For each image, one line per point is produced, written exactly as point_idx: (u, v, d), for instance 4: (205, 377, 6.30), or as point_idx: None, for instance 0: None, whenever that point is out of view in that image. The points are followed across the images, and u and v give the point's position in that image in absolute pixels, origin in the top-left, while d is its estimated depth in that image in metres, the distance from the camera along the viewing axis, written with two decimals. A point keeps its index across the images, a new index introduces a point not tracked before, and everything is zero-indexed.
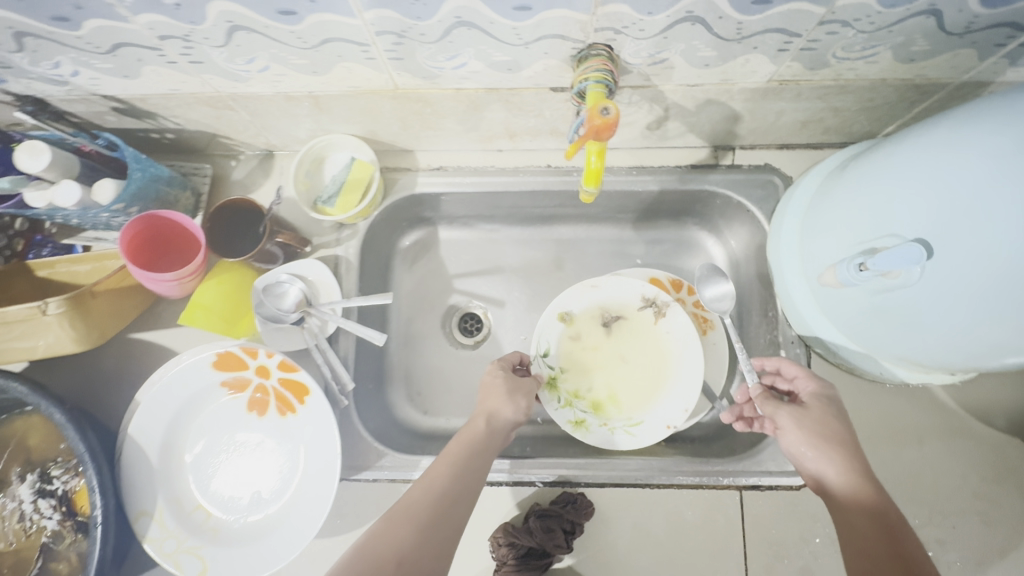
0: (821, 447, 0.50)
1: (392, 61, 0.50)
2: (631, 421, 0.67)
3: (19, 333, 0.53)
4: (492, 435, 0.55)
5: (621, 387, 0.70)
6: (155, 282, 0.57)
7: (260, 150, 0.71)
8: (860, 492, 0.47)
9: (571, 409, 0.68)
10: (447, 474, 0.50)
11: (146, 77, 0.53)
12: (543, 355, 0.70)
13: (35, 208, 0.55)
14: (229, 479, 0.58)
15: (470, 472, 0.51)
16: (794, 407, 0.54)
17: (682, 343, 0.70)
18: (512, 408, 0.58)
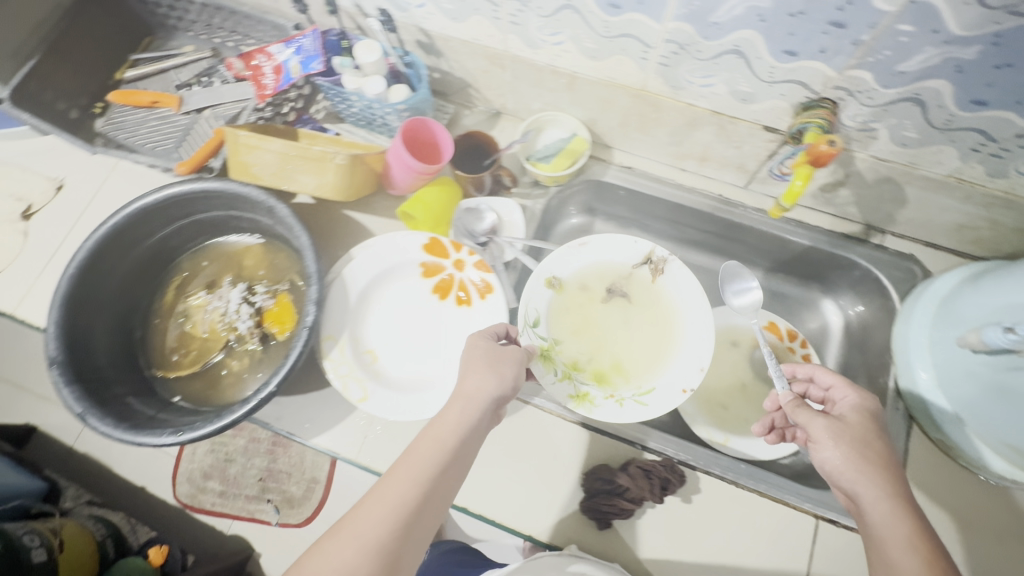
0: (860, 468, 0.52)
1: (658, 65, 0.64)
2: (642, 391, 0.70)
3: (308, 167, 0.68)
4: (462, 437, 0.52)
5: (623, 355, 0.74)
6: (404, 167, 0.71)
7: (491, 110, 0.87)
8: (901, 520, 0.48)
9: (570, 383, 0.70)
10: (408, 487, 0.48)
11: (466, 24, 0.70)
12: (533, 325, 0.72)
13: (346, 88, 0.72)
14: (397, 339, 0.69)
15: (432, 480, 0.49)
16: (831, 422, 0.56)
17: (683, 306, 0.75)
18: (495, 380, 0.56)
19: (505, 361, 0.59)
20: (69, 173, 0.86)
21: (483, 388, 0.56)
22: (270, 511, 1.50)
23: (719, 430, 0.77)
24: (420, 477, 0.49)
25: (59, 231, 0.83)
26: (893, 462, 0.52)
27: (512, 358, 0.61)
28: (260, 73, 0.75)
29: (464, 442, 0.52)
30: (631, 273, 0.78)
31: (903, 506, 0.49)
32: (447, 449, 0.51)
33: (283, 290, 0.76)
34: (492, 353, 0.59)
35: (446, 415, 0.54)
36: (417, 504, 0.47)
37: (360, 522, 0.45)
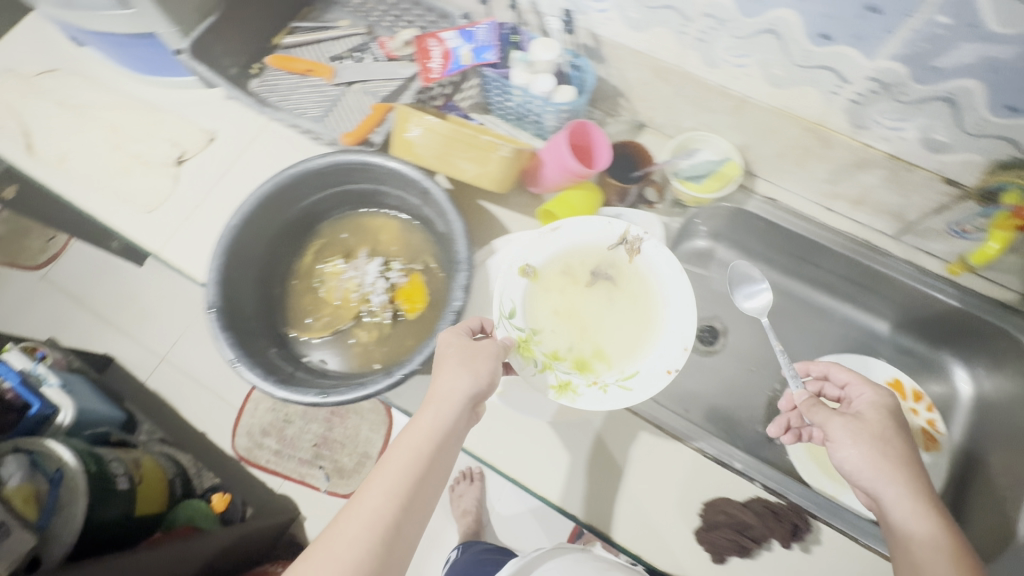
0: (883, 466, 0.54)
1: (848, 102, 0.63)
2: (625, 375, 0.64)
3: (472, 155, 0.68)
4: (435, 446, 0.52)
5: (599, 337, 0.67)
6: (562, 167, 0.71)
7: (635, 122, 0.87)
8: (926, 518, 0.51)
9: (550, 372, 0.64)
10: (381, 499, 0.49)
11: (646, 35, 0.69)
12: (510, 317, 0.65)
13: (513, 83, 0.73)
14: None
15: (405, 490, 0.49)
16: (848, 420, 0.57)
17: (662, 288, 0.68)
18: (468, 379, 0.55)
19: (480, 358, 0.57)
20: (222, 127, 0.90)
21: (455, 388, 0.54)
22: (320, 478, 1.54)
23: (831, 482, 0.76)
24: (390, 489, 0.49)
25: (209, 181, 0.87)
26: (914, 458, 0.55)
27: (487, 354, 0.59)
28: (428, 54, 0.76)
29: (438, 449, 0.52)
30: (607, 256, 0.70)
31: (925, 505, 0.52)
32: (421, 457, 0.52)
33: (417, 271, 0.78)
34: (465, 351, 0.58)
35: (417, 421, 0.53)
36: (391, 518, 0.48)
37: (336, 539, 0.47)
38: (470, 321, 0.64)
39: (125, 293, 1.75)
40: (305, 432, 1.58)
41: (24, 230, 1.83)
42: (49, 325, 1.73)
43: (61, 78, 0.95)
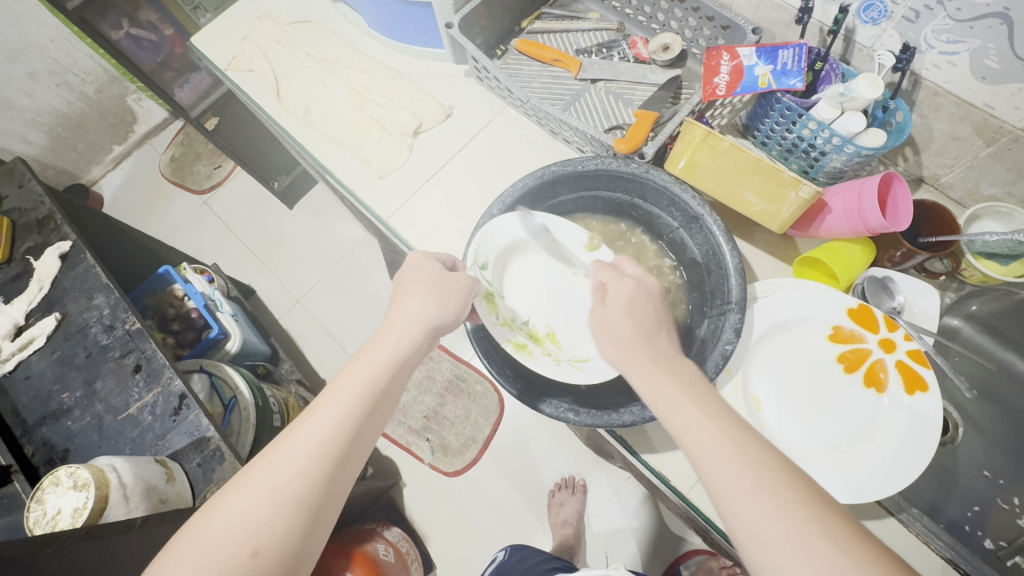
0: (652, 381, 0.49)
1: None
2: (578, 358, 0.67)
3: (765, 189, 0.63)
4: (394, 372, 0.55)
5: (556, 320, 0.71)
6: (854, 219, 0.63)
7: (912, 176, 0.78)
8: (677, 396, 0.47)
9: (509, 329, 0.69)
10: (331, 418, 0.50)
11: (994, 88, 0.60)
12: (481, 266, 0.69)
13: (815, 117, 0.66)
14: (789, 398, 0.63)
15: (356, 416, 0.51)
16: (601, 310, 0.58)
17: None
18: (426, 309, 0.59)
19: (450, 292, 0.61)
20: (459, 104, 0.89)
21: (419, 318, 0.58)
22: (425, 450, 1.56)
23: None
24: (338, 407, 0.51)
25: (443, 157, 0.87)
26: (631, 308, 0.56)
27: (459, 289, 0.63)
28: (717, 68, 0.71)
29: (396, 374, 0.55)
30: (576, 260, 0.71)
31: (667, 381, 0.49)
32: (380, 381, 0.54)
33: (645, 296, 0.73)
34: (437, 283, 0.62)
35: (376, 346, 0.57)
36: (343, 439, 0.50)
37: (284, 451, 0.49)
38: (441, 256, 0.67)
39: (274, 232, 1.84)
40: (416, 402, 1.61)
41: (194, 155, 1.94)
42: (201, 248, 1.85)
43: (312, 30, 0.98)
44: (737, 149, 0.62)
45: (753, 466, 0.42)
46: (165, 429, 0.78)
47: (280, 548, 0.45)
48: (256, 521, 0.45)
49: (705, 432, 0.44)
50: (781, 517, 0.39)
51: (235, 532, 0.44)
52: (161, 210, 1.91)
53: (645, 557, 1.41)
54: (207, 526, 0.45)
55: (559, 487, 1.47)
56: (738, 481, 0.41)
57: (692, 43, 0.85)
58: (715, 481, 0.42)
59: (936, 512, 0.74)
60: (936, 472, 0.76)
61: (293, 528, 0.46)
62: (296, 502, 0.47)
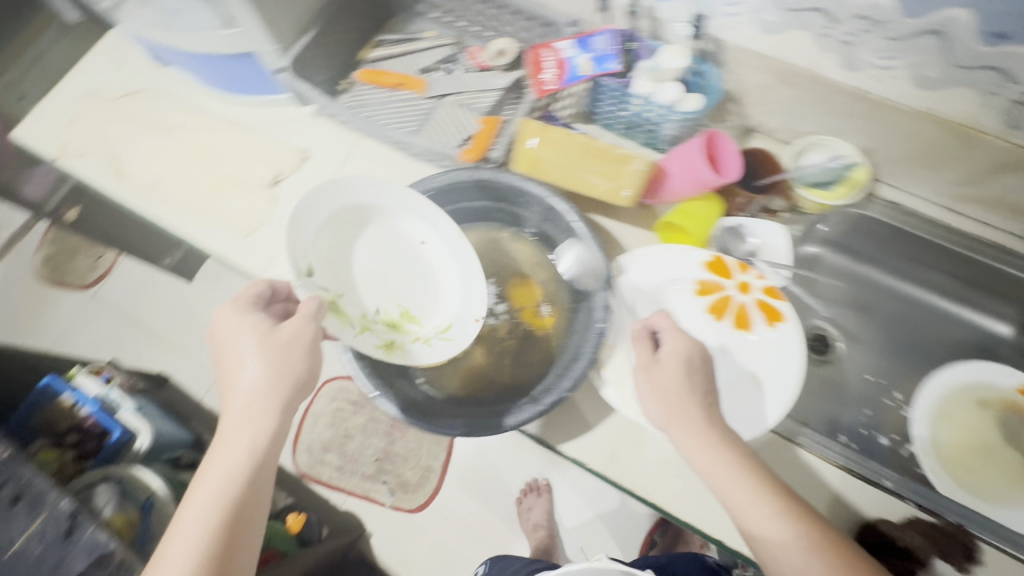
0: (711, 459, 0.55)
1: (1007, 101, 0.61)
2: (442, 329, 0.69)
3: (605, 169, 0.67)
4: (246, 476, 0.54)
5: (406, 297, 0.69)
6: (689, 177, 0.69)
7: (743, 126, 0.84)
8: (731, 475, 0.54)
9: (371, 335, 0.65)
10: (187, 536, 0.51)
11: (780, 38, 0.67)
12: (305, 274, 0.61)
13: (638, 93, 0.71)
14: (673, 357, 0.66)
15: (217, 535, 0.52)
16: (644, 370, 0.61)
17: (448, 250, 0.70)
18: (263, 381, 0.56)
19: (287, 358, 0.57)
20: (315, 145, 0.88)
21: (259, 396, 0.56)
22: (384, 494, 1.51)
23: (968, 491, 0.72)
24: (197, 536, 0.51)
25: (308, 200, 0.84)
26: (681, 376, 0.59)
27: (301, 349, 0.57)
28: (542, 66, 0.74)
29: (251, 476, 0.54)
30: (405, 226, 0.70)
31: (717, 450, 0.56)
32: (235, 488, 0.54)
33: (517, 290, 0.75)
34: (270, 353, 0.56)
35: (225, 447, 0.55)
36: (212, 566, 0.50)
37: None
38: (257, 292, 0.61)
39: (174, 310, 1.73)
40: (364, 447, 1.56)
41: (68, 250, 1.79)
42: (98, 346, 1.71)
43: (145, 99, 0.93)
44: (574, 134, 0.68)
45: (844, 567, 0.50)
46: (60, 556, 0.71)
47: None
48: None
49: (766, 516, 0.53)
50: None
51: None
52: (43, 316, 1.74)
53: (620, 537, 1.44)
54: None
55: (524, 492, 1.47)
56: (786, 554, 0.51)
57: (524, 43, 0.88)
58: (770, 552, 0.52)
59: (834, 425, 0.79)
60: (828, 389, 0.82)
61: None
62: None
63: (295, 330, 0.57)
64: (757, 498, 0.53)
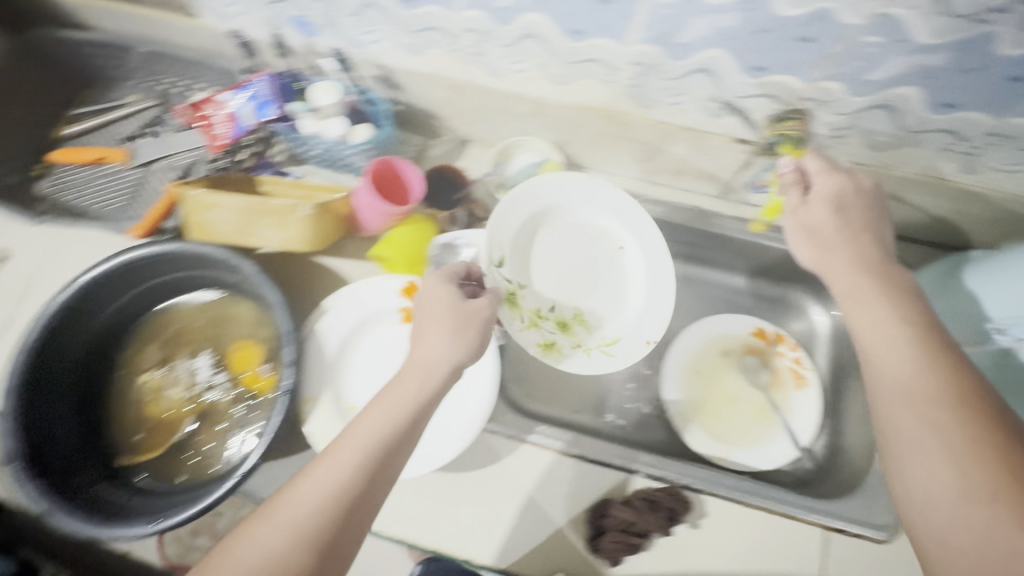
0: (855, 283, 0.55)
1: (626, 87, 0.63)
2: (607, 342, 0.73)
3: (270, 220, 0.64)
4: (311, 518, 0.44)
5: (582, 301, 0.75)
6: (371, 208, 0.69)
7: (458, 137, 0.84)
8: (895, 357, 0.49)
9: (537, 330, 0.71)
10: (270, 563, 0.42)
11: (426, 57, 0.67)
12: (498, 266, 0.70)
13: (304, 132, 0.69)
14: (550, 309, 0.74)
15: (293, 547, 0.43)
16: (805, 195, 0.60)
17: (641, 254, 0.76)
18: (451, 347, 0.53)
19: (467, 326, 0.55)
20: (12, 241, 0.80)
21: (439, 355, 0.52)
22: None
23: (717, 443, 0.79)
24: (284, 533, 0.43)
25: (3, 310, 0.75)
26: (849, 239, 0.58)
27: (474, 317, 0.56)
28: (212, 123, 0.72)
29: (331, 537, 0.44)
30: (586, 216, 0.77)
31: (879, 300, 0.53)
32: (303, 536, 0.43)
33: (237, 354, 0.72)
34: (457, 317, 0.55)
35: (325, 474, 0.46)
36: (303, 556, 0.43)
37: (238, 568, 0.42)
38: (455, 270, 0.61)
39: None
40: None
41: None
42: None
43: None
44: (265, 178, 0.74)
45: (968, 471, 0.42)
46: None
47: None
48: None
49: (910, 376, 0.48)
50: (984, 520, 0.40)
51: None
52: None
53: None
54: None
55: None
56: (915, 448, 0.45)
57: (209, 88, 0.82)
58: (896, 452, 0.47)
59: (602, 404, 0.85)
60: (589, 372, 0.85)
61: None
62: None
63: (437, 360, 0.52)
64: (918, 372, 0.48)
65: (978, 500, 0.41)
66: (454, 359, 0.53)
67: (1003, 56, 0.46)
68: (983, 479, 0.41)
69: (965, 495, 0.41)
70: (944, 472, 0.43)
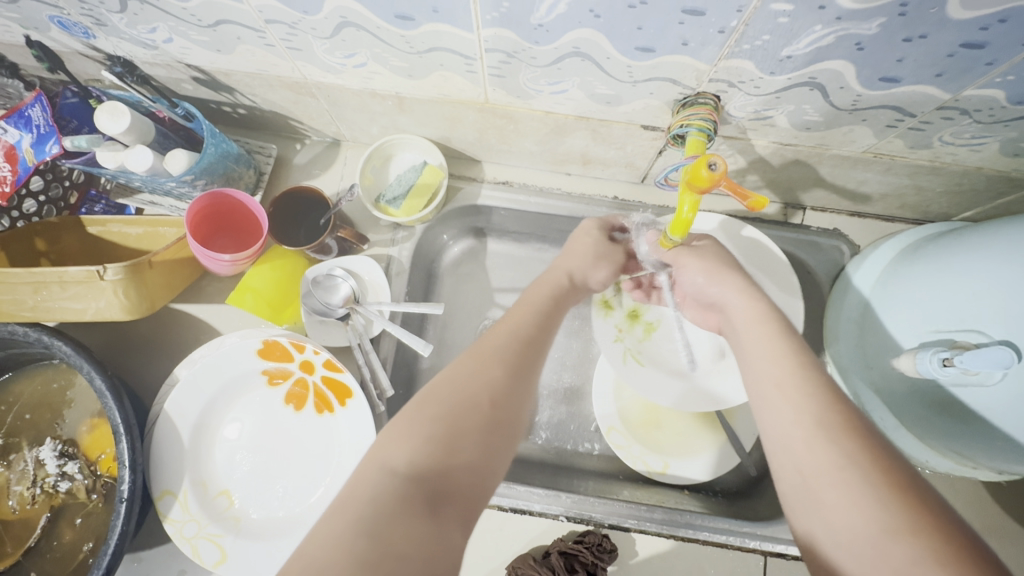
0: (756, 313, 0.48)
1: (492, 77, 0.49)
2: (637, 356, 0.69)
3: (72, 293, 0.52)
4: (505, 369, 0.41)
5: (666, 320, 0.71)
6: (211, 260, 0.57)
7: (327, 138, 0.70)
8: (795, 401, 0.39)
9: (617, 299, 0.71)
10: (467, 399, 0.39)
11: (238, 55, 0.52)
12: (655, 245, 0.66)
13: (103, 168, 0.54)
14: (643, 302, 0.72)
15: (507, 381, 0.41)
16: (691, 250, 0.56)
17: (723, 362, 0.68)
18: (602, 272, 0.57)
19: (615, 254, 0.59)
20: None
21: (586, 271, 0.56)
22: None
23: (656, 456, 0.69)
24: (495, 367, 0.41)
25: None
26: (726, 272, 0.53)
27: (620, 254, 0.59)
28: None
29: (518, 389, 0.41)
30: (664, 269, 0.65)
31: (775, 332, 0.45)
32: (494, 381, 0.40)
33: (92, 436, 0.62)
34: (611, 253, 0.58)
35: (492, 338, 0.45)
36: (501, 385, 0.40)
37: (442, 397, 0.38)
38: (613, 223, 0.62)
39: None
40: None
41: None
42: None
43: None
44: (90, 218, 0.61)
45: (865, 480, 0.33)
46: None
47: (388, 505, 0.32)
48: (382, 480, 0.33)
49: (802, 406, 0.38)
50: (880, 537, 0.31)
51: (358, 478, 0.34)
52: None
53: None
54: (371, 456, 0.35)
55: None
56: (827, 486, 0.35)
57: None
58: (806, 499, 0.36)
59: (532, 425, 0.74)
60: None
61: (428, 448, 0.35)
62: (408, 500, 0.32)
63: (583, 279, 0.56)
64: (814, 408, 0.38)
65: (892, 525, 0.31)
66: (591, 283, 0.57)
67: (953, 20, 0.34)
68: (905, 508, 0.31)
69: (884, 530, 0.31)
70: (858, 502, 0.33)
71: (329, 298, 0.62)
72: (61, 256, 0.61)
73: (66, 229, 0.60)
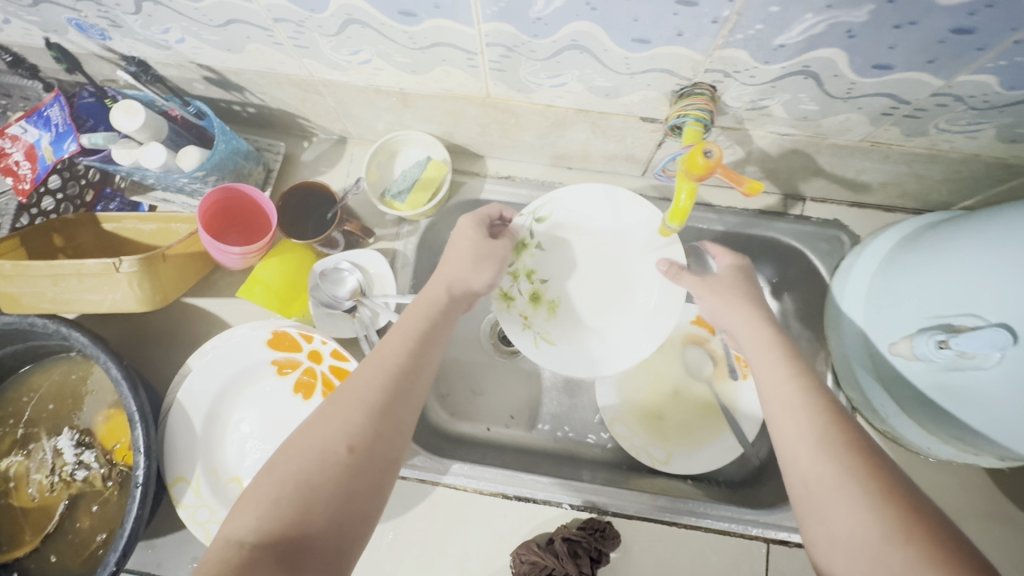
0: (762, 338, 0.51)
1: (493, 72, 0.50)
2: (547, 336, 0.66)
3: (89, 285, 0.54)
4: (364, 411, 0.42)
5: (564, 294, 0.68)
6: (222, 253, 0.58)
7: (334, 135, 0.72)
8: (798, 421, 0.43)
9: (514, 282, 0.66)
10: (320, 451, 0.40)
11: (247, 54, 0.54)
12: (534, 219, 0.65)
13: (119, 165, 0.56)
14: (541, 282, 0.67)
15: (367, 421, 0.42)
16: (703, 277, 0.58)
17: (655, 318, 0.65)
18: (478, 278, 0.57)
19: (489, 256, 0.58)
20: None
21: (467, 282, 0.56)
22: None
23: (659, 447, 0.70)
24: (360, 411, 0.42)
25: None
26: (743, 298, 0.55)
27: (498, 255, 0.59)
28: (11, 164, 0.57)
29: (384, 428, 0.42)
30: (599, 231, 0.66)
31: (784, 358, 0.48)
32: (355, 424, 0.42)
33: (107, 427, 0.64)
34: (481, 246, 0.58)
35: (359, 376, 0.45)
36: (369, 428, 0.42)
37: (303, 451, 0.40)
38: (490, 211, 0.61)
39: None
40: None
41: None
42: None
43: None
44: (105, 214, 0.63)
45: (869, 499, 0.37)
46: None
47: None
48: (236, 549, 0.35)
49: (811, 428, 0.42)
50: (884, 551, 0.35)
51: (213, 550, 0.36)
52: None
53: None
54: (232, 521, 0.38)
55: None
56: (829, 497, 0.39)
57: (4, 111, 0.64)
58: (816, 515, 0.40)
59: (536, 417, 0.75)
60: (519, 383, 0.77)
61: (283, 509, 0.37)
62: (255, 565, 0.34)
63: (465, 287, 0.56)
64: (822, 434, 0.42)
65: (892, 539, 0.35)
66: (475, 286, 0.57)
67: (941, 5, 0.35)
68: (903, 525, 0.35)
69: (887, 543, 0.35)
70: (862, 521, 0.36)
71: (334, 292, 0.64)
72: (78, 252, 0.63)
73: (83, 226, 0.63)
